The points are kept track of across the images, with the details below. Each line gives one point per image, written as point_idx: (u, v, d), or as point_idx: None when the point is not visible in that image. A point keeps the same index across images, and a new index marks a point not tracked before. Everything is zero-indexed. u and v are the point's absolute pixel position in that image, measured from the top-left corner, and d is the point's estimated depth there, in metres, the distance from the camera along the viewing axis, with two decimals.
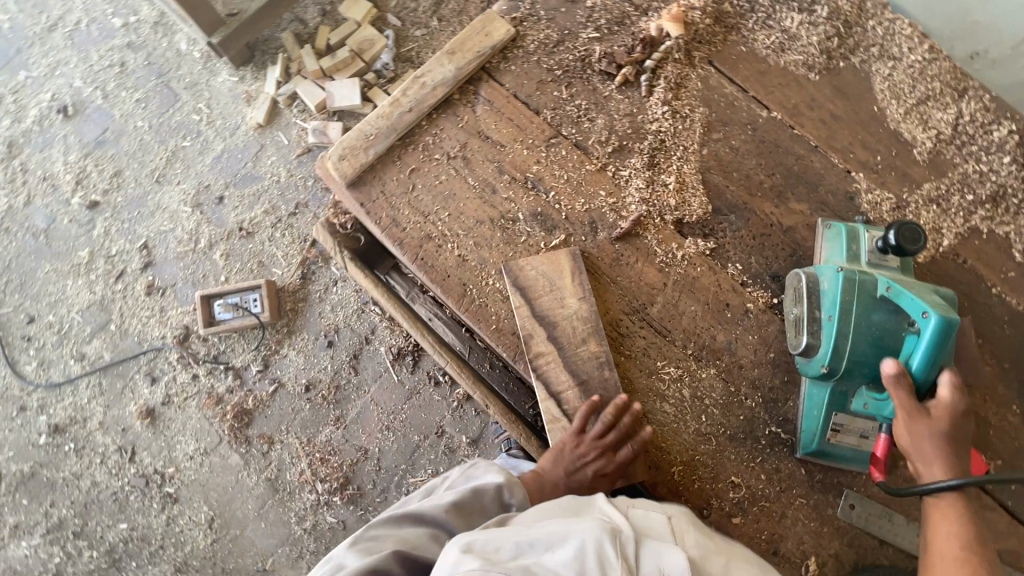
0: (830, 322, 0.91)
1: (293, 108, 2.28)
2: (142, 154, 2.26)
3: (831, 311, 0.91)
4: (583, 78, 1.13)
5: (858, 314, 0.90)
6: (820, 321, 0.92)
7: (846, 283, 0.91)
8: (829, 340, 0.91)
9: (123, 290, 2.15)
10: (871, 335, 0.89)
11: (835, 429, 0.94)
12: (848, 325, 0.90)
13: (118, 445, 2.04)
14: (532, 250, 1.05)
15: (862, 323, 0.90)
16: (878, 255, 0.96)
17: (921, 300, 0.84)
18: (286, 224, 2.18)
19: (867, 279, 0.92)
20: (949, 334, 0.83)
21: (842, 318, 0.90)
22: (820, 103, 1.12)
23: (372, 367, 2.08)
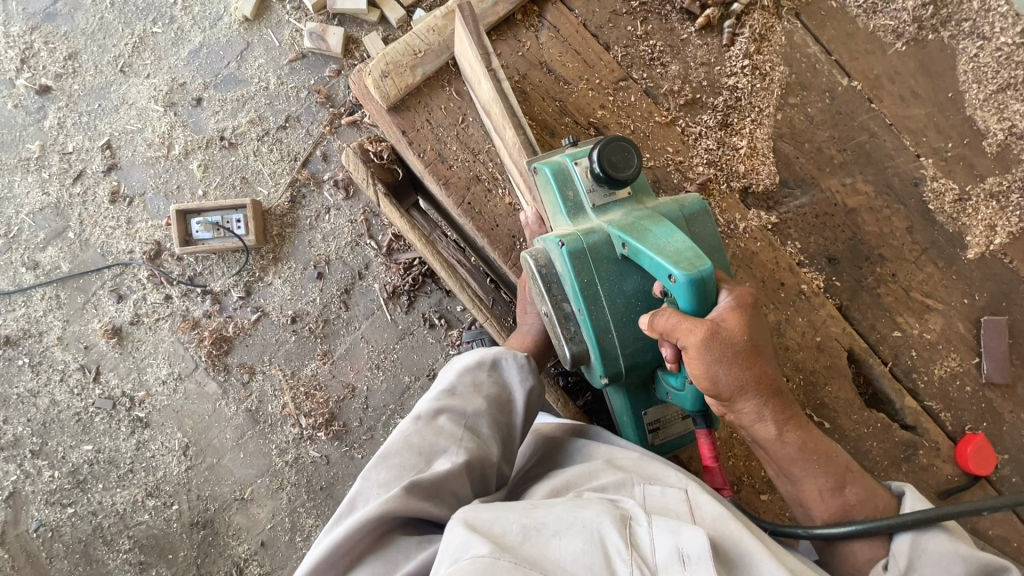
0: (582, 316, 0.85)
1: (285, 4, 2.00)
2: (103, 37, 1.95)
3: (579, 305, 0.84)
4: (661, 15, 1.01)
5: (608, 300, 0.84)
6: (574, 320, 0.86)
7: (578, 262, 0.83)
8: (591, 340, 0.86)
9: (82, 194, 1.91)
10: (626, 313, 0.85)
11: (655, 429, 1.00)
12: (603, 318, 0.84)
13: (80, 363, 1.88)
14: None
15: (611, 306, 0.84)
16: (598, 195, 0.86)
17: (664, 263, 0.74)
18: (274, 138, 1.96)
19: (597, 246, 0.83)
20: (705, 293, 0.74)
21: (593, 309, 0.83)
22: (902, 77, 1.05)
23: (364, 304, 1.97)
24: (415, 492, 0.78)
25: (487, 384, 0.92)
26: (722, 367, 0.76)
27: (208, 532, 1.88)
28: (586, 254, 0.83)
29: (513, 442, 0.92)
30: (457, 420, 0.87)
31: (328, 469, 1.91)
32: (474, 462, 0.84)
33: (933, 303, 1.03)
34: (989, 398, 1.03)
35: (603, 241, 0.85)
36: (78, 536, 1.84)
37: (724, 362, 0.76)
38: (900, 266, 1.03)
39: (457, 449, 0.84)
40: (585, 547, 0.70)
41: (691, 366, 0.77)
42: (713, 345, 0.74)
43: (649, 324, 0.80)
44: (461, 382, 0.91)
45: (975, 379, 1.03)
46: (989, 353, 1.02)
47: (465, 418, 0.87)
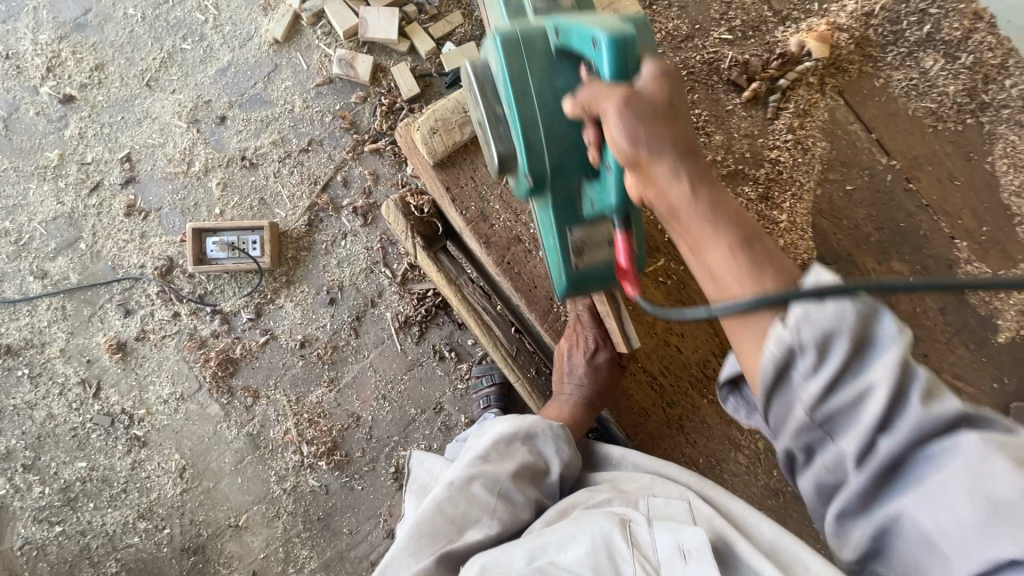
0: (511, 111, 0.85)
1: (317, 28, 2.02)
2: (131, 50, 1.95)
3: (509, 101, 0.84)
4: (707, 84, 1.03)
5: (536, 93, 0.83)
6: (505, 118, 0.86)
7: (511, 50, 0.84)
8: (520, 138, 0.85)
9: (97, 205, 1.89)
10: (554, 108, 0.83)
11: (581, 253, 0.92)
12: (532, 110, 0.83)
13: (81, 377, 1.84)
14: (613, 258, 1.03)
15: (541, 97, 0.83)
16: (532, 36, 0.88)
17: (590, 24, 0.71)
18: (296, 161, 1.96)
19: (533, 38, 0.83)
20: (629, 55, 0.69)
21: (522, 104, 0.83)
22: (940, 159, 1.06)
23: (375, 333, 1.94)
24: (446, 561, 0.78)
25: (521, 449, 0.89)
26: (644, 131, 0.64)
27: (198, 559, 1.82)
28: (519, 45, 0.83)
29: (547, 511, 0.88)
30: (490, 488, 0.83)
31: (327, 500, 1.86)
32: (506, 535, 0.82)
33: (962, 386, 1.03)
34: None
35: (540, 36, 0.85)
36: (63, 556, 1.78)
37: (647, 119, 0.64)
38: (931, 347, 1.04)
39: (490, 519, 0.81)
40: (590, 551, 0.72)
41: (611, 130, 0.65)
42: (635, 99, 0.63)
43: (572, 102, 0.72)
44: (493, 445, 0.88)
45: None
46: None
47: (498, 484, 0.84)
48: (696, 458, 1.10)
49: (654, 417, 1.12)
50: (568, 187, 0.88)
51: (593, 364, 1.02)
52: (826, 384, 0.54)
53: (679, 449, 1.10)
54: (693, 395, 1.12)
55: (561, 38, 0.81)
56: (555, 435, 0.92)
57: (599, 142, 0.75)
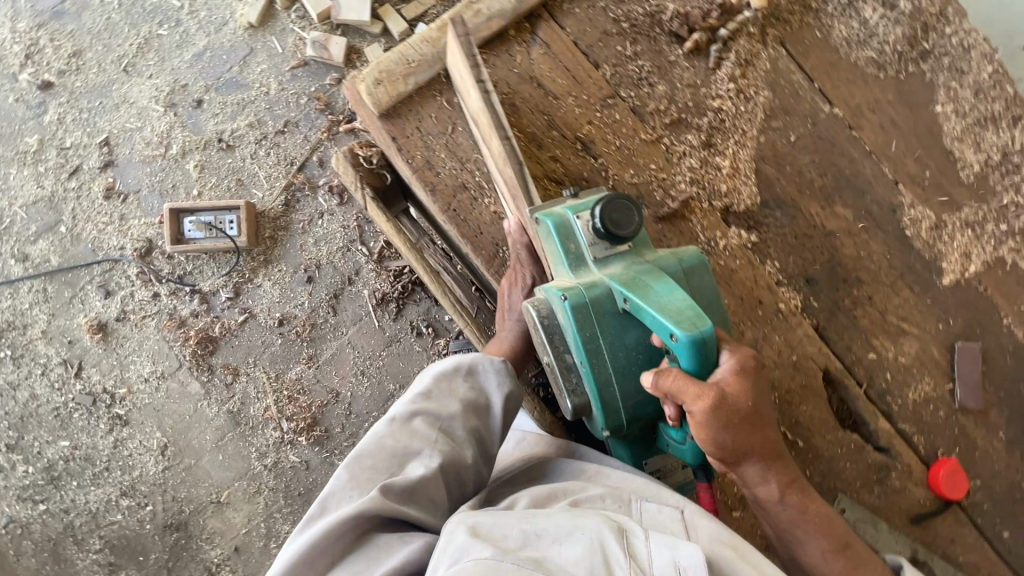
0: (583, 368, 0.87)
1: (291, 12, 2.05)
2: (108, 36, 1.99)
3: (582, 357, 0.87)
4: (650, 37, 1.05)
5: (610, 353, 0.86)
6: (577, 373, 0.88)
7: (581, 316, 0.86)
8: (594, 393, 0.88)
9: (76, 189, 1.92)
10: (626, 366, 0.87)
11: (655, 476, 1.03)
12: (605, 372, 0.86)
13: (63, 358, 1.87)
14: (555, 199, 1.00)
15: (611, 354, 0.86)
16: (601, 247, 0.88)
17: (666, 321, 0.74)
18: (272, 142, 1.99)
19: (599, 300, 0.85)
20: (706, 354, 0.74)
21: (594, 364, 0.86)
22: (882, 107, 1.08)
23: (353, 310, 1.97)
24: (390, 494, 0.79)
25: (462, 388, 0.93)
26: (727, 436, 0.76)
27: (180, 535, 1.84)
28: (588, 308, 0.85)
29: (490, 448, 0.93)
30: (433, 425, 0.88)
31: (307, 475, 1.89)
32: (448, 465, 0.85)
33: (909, 327, 1.05)
34: (962, 423, 1.04)
35: (604, 294, 0.86)
36: (48, 533, 1.81)
37: (731, 429, 0.76)
38: (877, 290, 1.05)
39: (432, 452, 0.85)
40: (586, 552, 0.69)
41: (701, 437, 0.76)
42: (720, 413, 0.74)
43: (650, 382, 0.79)
44: (435, 385, 0.92)
45: (949, 404, 1.05)
46: (962, 379, 1.04)
47: (440, 420, 0.89)
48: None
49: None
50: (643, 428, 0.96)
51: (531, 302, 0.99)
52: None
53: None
54: None
55: (630, 304, 0.83)
56: (497, 369, 0.96)
57: (678, 418, 0.82)
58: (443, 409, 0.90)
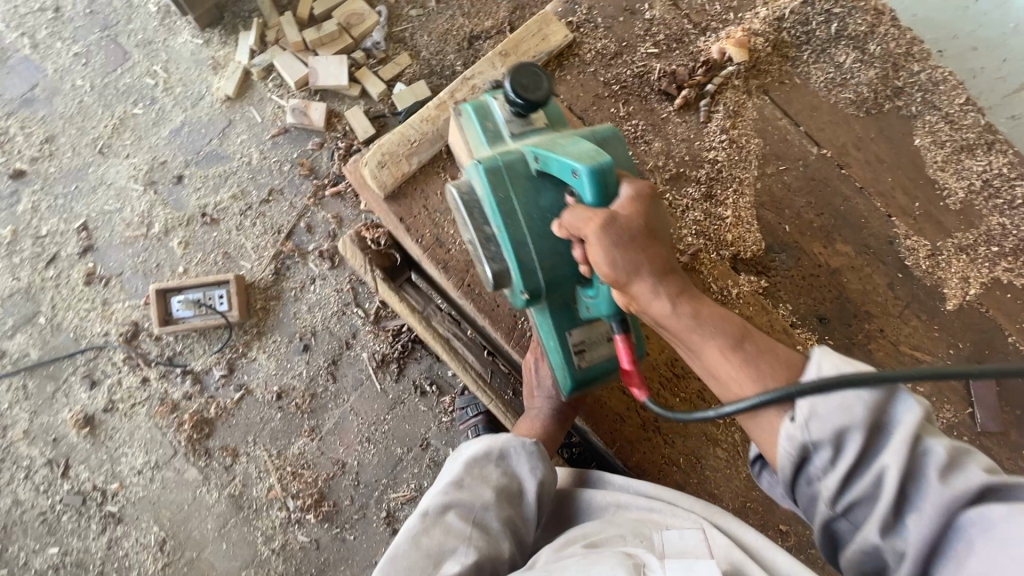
0: (501, 232, 0.91)
1: (268, 81, 2.05)
2: (81, 119, 1.96)
3: (500, 220, 0.91)
4: (641, 96, 1.09)
5: (522, 213, 0.90)
6: (495, 238, 0.92)
7: (493, 178, 0.92)
8: (511, 256, 0.90)
9: (55, 278, 1.86)
10: (541, 225, 0.91)
11: (581, 352, 0.98)
12: (519, 230, 0.89)
13: (48, 458, 1.77)
14: None
15: (525, 216, 0.90)
16: (516, 123, 0.96)
17: (565, 158, 0.80)
18: (258, 212, 1.96)
19: (512, 163, 0.91)
20: (604, 181, 0.79)
21: (509, 224, 0.90)
22: (866, 144, 1.12)
23: (353, 375, 1.92)
24: None
25: (495, 475, 0.91)
26: (620, 252, 0.75)
27: None
28: (502, 172, 0.92)
29: (524, 538, 0.89)
30: (466, 517, 0.86)
31: (318, 556, 1.79)
32: (484, 561, 0.81)
33: (921, 356, 1.07)
34: (987, 446, 1.05)
35: (519, 160, 0.93)
36: None
37: (621, 246, 0.75)
38: (887, 321, 1.07)
39: (466, 549, 0.81)
40: None
41: (594, 257, 0.75)
42: (611, 230, 0.75)
43: (560, 224, 0.83)
44: (467, 474, 0.91)
45: (971, 428, 1.06)
46: (980, 402, 1.05)
47: (473, 512, 0.86)
48: (677, 458, 1.11)
49: (630, 423, 1.12)
50: (564, 296, 0.96)
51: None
52: (837, 461, 0.64)
53: (659, 450, 1.11)
54: (664, 392, 1.15)
55: (540, 163, 0.90)
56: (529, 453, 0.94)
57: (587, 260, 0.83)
58: (477, 502, 0.87)
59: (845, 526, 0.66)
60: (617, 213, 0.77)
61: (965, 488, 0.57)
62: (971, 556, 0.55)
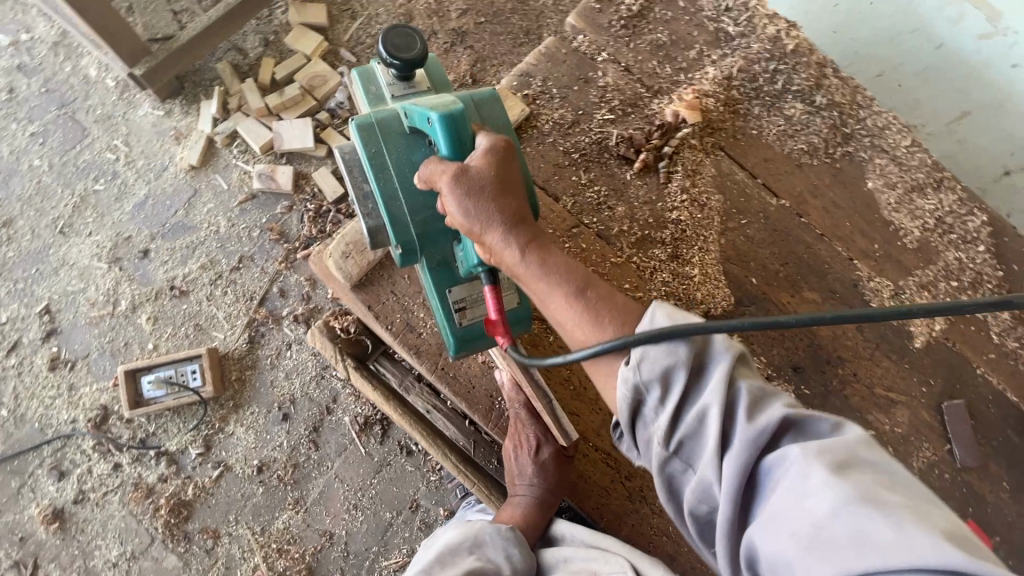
0: (374, 186, 0.96)
1: (232, 147, 2.04)
2: (41, 200, 1.92)
3: (371, 173, 0.96)
4: (600, 162, 1.12)
5: (394, 167, 0.95)
6: (369, 193, 0.96)
7: (368, 135, 0.96)
8: (383, 209, 0.95)
9: (18, 365, 1.80)
10: (410, 179, 0.95)
11: (459, 308, 1.01)
12: (390, 184, 0.95)
13: (15, 558, 1.68)
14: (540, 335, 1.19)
15: (396, 169, 0.95)
16: (396, 88, 1.09)
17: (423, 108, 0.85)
18: (228, 280, 1.93)
19: (385, 121, 0.97)
20: (457, 128, 0.83)
21: (381, 177, 0.95)
22: (822, 191, 1.16)
23: (335, 441, 1.86)
24: None
25: (465, 559, 0.96)
26: (471, 201, 0.75)
27: None
28: (375, 129, 0.97)
29: None
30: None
31: None
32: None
33: (896, 397, 1.09)
34: (969, 482, 1.06)
35: (393, 119, 0.98)
36: None
37: (471, 195, 0.75)
38: (860, 365, 1.10)
39: None
40: None
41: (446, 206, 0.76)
42: (461, 176, 0.76)
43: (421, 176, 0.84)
44: (437, 561, 0.96)
45: (951, 465, 1.06)
46: (956, 438, 1.06)
47: None
48: (666, 527, 1.09)
49: (615, 494, 1.10)
50: (438, 253, 0.98)
51: (540, 462, 1.09)
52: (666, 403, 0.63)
53: (652, 522, 1.08)
54: (647, 462, 1.11)
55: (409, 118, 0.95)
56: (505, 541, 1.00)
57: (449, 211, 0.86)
58: None
59: (672, 463, 0.63)
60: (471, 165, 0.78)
61: (766, 424, 0.58)
62: (775, 497, 0.55)
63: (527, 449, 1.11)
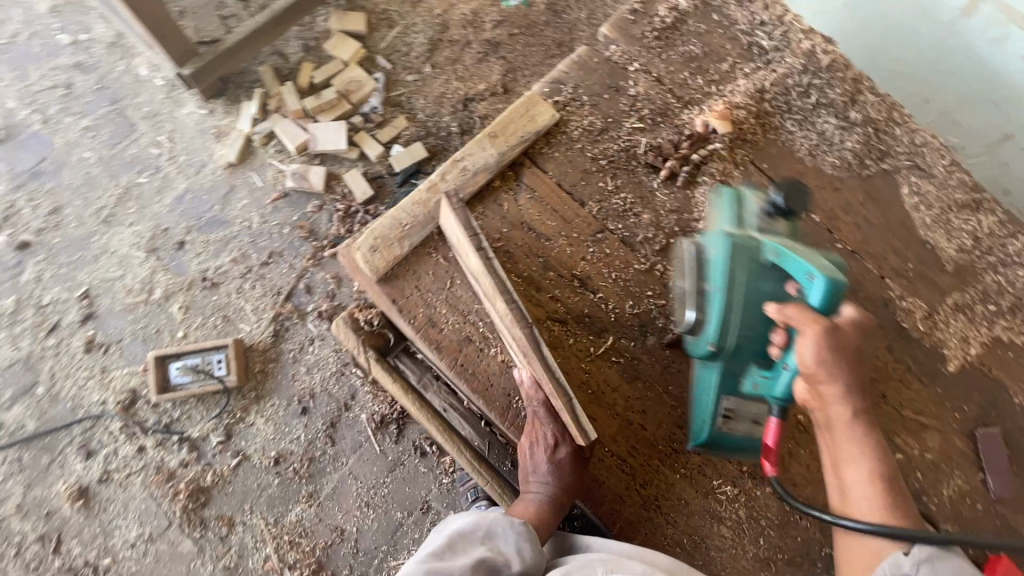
0: (714, 292, 0.96)
1: (269, 147, 2.11)
2: (87, 190, 2.02)
3: (716, 282, 0.96)
4: (628, 170, 1.12)
5: (745, 288, 0.94)
6: (709, 294, 0.97)
7: (734, 252, 0.95)
8: (716, 310, 0.95)
9: (55, 346, 1.87)
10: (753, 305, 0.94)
11: (725, 416, 1.00)
12: (736, 298, 0.94)
13: (39, 533, 1.73)
14: (563, 339, 1.08)
15: (746, 292, 0.94)
16: (763, 221, 1.00)
17: (807, 262, 0.86)
18: (258, 274, 1.98)
19: (751, 245, 0.95)
20: (836, 296, 0.84)
21: (727, 289, 0.95)
22: (854, 208, 1.14)
23: (351, 437, 1.89)
24: None
25: (477, 547, 0.92)
26: (830, 354, 0.82)
27: None
28: (743, 246, 0.95)
29: None
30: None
31: None
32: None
33: (926, 421, 1.05)
34: (1004, 514, 1.01)
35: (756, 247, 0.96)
36: None
37: (843, 358, 0.83)
38: (889, 387, 1.06)
39: None
40: None
41: (805, 346, 0.82)
42: (831, 336, 0.81)
43: (774, 309, 0.88)
44: (447, 545, 0.92)
45: (984, 496, 1.02)
46: (990, 467, 1.02)
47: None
48: (680, 538, 1.05)
49: (630, 501, 1.07)
50: (735, 365, 0.98)
51: (555, 462, 1.05)
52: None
53: (665, 532, 1.05)
54: (663, 468, 1.08)
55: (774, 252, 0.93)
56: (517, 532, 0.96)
57: (784, 345, 0.88)
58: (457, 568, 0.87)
59: None
60: (838, 324, 0.84)
61: None
62: None
63: (543, 446, 1.06)
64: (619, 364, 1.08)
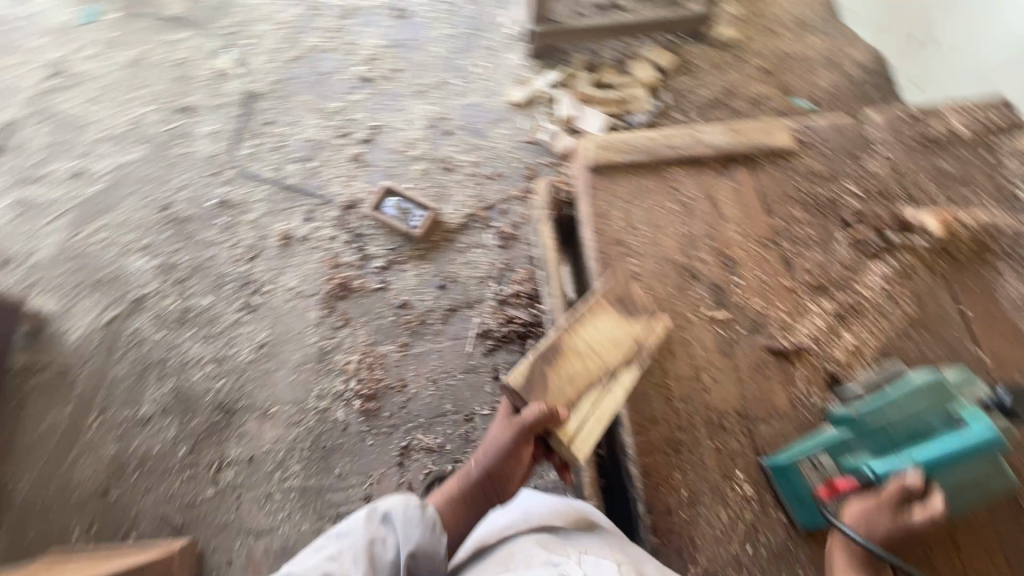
0: (890, 393, 1.20)
1: (546, 106, 2.60)
2: (421, 69, 2.71)
3: (898, 390, 1.20)
4: (828, 223, 1.58)
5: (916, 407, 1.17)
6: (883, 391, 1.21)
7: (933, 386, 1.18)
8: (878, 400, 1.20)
9: (338, 145, 2.54)
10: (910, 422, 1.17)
11: (812, 462, 1.23)
12: (903, 406, 1.17)
13: (250, 244, 2.36)
14: (691, 285, 1.50)
15: (915, 411, 1.17)
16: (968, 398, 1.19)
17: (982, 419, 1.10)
18: (479, 181, 2.46)
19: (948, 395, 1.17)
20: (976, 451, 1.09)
21: (903, 396, 1.18)
22: (998, 354, 1.38)
23: (457, 327, 2.21)
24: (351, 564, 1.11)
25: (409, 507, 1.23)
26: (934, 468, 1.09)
27: (222, 418, 2.09)
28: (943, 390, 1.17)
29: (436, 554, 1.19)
30: (368, 561, 1.12)
31: (340, 435, 2.07)
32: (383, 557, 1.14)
33: None
34: None
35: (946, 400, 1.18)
36: (149, 356, 2.19)
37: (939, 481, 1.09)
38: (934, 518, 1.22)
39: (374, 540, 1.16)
40: None
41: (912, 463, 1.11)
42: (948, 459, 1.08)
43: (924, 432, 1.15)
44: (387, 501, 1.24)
45: None
46: None
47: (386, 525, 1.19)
48: (677, 485, 1.30)
49: (659, 431, 1.35)
50: (858, 447, 1.21)
51: (498, 448, 1.32)
52: None
53: (665, 473, 1.31)
54: (701, 424, 1.35)
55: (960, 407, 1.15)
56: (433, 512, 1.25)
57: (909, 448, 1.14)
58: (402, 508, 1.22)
59: None
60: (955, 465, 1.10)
61: None
62: None
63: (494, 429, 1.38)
64: (720, 332, 1.44)
